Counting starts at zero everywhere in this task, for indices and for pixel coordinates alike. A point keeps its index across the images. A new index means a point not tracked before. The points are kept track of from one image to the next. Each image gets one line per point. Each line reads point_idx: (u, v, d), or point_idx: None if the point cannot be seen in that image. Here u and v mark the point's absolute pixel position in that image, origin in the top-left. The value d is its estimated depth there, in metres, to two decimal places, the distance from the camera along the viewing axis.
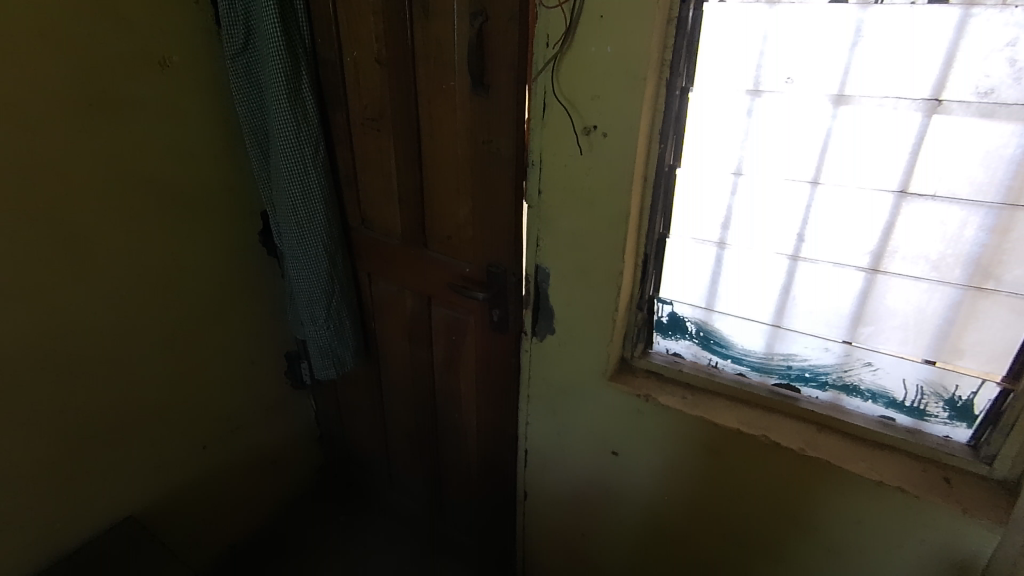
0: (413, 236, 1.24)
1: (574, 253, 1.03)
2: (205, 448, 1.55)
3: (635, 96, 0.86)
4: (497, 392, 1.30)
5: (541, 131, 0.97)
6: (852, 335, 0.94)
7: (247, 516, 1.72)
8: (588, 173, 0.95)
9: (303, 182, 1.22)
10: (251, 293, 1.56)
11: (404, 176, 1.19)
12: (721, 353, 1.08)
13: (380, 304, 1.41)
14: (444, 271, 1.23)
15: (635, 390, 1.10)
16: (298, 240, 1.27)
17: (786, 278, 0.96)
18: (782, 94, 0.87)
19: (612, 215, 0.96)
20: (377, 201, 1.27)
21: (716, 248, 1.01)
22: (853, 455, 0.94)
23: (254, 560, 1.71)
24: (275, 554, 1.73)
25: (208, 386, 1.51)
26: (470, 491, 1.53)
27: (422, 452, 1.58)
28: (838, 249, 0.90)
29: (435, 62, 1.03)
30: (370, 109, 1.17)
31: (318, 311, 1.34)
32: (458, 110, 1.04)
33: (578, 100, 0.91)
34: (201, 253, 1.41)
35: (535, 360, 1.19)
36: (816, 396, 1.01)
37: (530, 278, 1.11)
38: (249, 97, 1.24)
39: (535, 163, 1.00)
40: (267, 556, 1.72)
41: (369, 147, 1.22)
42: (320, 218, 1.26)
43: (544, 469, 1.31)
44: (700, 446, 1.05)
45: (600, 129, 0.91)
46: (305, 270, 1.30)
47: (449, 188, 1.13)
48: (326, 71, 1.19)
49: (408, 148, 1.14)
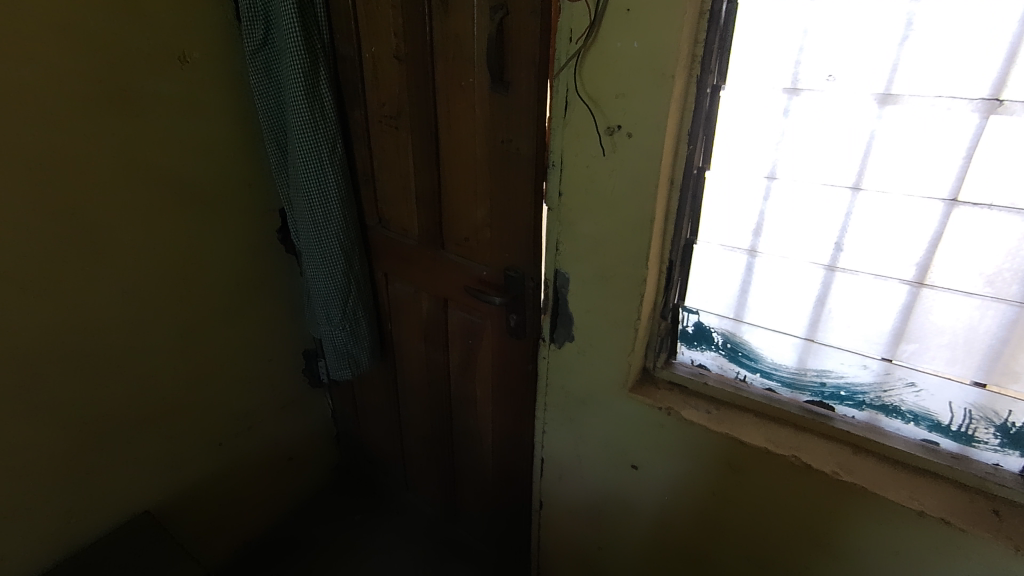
0: (430, 237, 1.21)
1: (595, 258, 0.99)
2: (221, 445, 1.55)
3: (664, 94, 0.81)
4: (513, 399, 1.26)
5: (562, 131, 0.93)
6: (893, 353, 0.88)
7: (264, 516, 1.71)
8: (611, 175, 0.91)
9: (320, 179, 1.20)
10: (270, 291, 1.55)
11: (422, 175, 1.15)
12: (750, 367, 1.02)
13: (396, 306, 1.39)
14: (460, 273, 1.19)
15: (657, 403, 1.05)
16: (314, 239, 1.25)
17: (821, 289, 0.91)
18: (823, 93, 0.81)
19: (636, 219, 0.91)
20: (395, 200, 1.24)
21: (746, 256, 0.96)
22: (892, 481, 0.87)
23: (269, 557, 1.70)
24: (289, 551, 1.72)
25: (226, 383, 1.52)
26: (485, 497, 1.49)
27: (438, 456, 1.55)
28: (879, 260, 0.84)
29: (454, 58, 0.99)
30: (389, 107, 1.14)
31: (334, 311, 1.33)
32: (477, 108, 1.00)
33: (602, 98, 0.86)
34: (219, 251, 1.40)
35: (553, 368, 1.15)
36: (852, 416, 0.95)
37: (549, 283, 1.07)
38: (267, 93, 1.22)
39: (555, 164, 0.96)
40: (282, 553, 1.71)
41: (387, 146, 1.19)
42: (337, 218, 1.24)
43: (561, 479, 1.27)
44: (724, 464, 1.00)
45: (625, 129, 0.86)
46: (321, 269, 1.28)
47: (467, 188, 1.10)
48: (345, 67, 1.17)
49: (426, 148, 1.11)
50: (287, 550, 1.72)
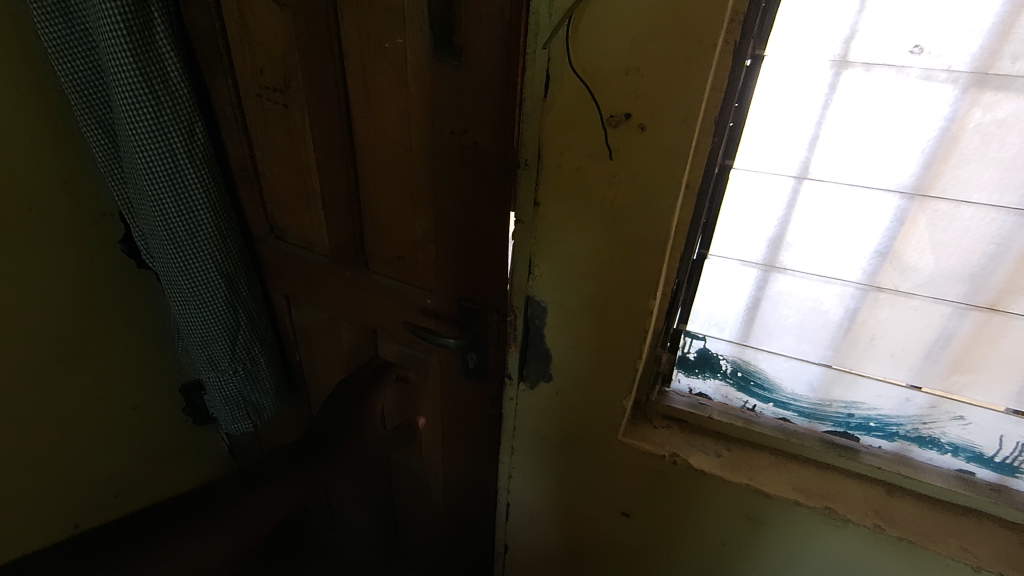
0: (346, 254, 0.89)
1: (585, 285, 0.75)
2: (79, 525, 1.21)
3: (698, 73, 0.57)
4: (469, 443, 1.02)
5: (543, 120, 0.65)
6: (940, 383, 0.74)
7: (209, 570, 0.65)
8: (613, 182, 0.66)
9: (176, 182, 0.84)
10: (120, 320, 1.15)
11: (331, 173, 0.82)
12: (762, 397, 0.86)
13: (306, 335, 1.07)
14: (394, 300, 0.90)
15: (659, 450, 0.86)
16: (178, 263, 0.90)
17: (862, 313, 0.74)
18: (903, 72, 0.60)
19: (646, 239, 0.68)
20: (292, 206, 0.90)
21: (770, 273, 0.76)
22: (938, 529, 0.76)
23: (172, 513, 0.66)
24: (214, 502, 0.69)
25: (71, 448, 1.15)
26: (434, 542, 1.26)
27: (373, 499, 1.28)
28: (941, 281, 0.68)
29: (370, 5, 0.66)
30: (270, 75, 0.79)
31: (219, 353, 0.99)
32: (412, 84, 0.69)
33: (604, 77, 0.60)
34: (35, 281, 1.00)
35: (523, 410, 0.92)
36: (880, 447, 0.82)
37: (518, 314, 0.82)
38: (69, 49, 0.80)
39: (530, 164, 0.69)
40: (205, 507, 0.68)
41: (274, 131, 0.84)
42: (208, 234, 0.89)
43: (534, 528, 1.06)
44: (740, 515, 0.84)
45: (636, 120, 0.61)
46: (193, 301, 0.93)
47: (400, 192, 0.79)
48: (194, 13, 0.79)
49: (334, 135, 0.78)
50: (206, 500, 0.69)
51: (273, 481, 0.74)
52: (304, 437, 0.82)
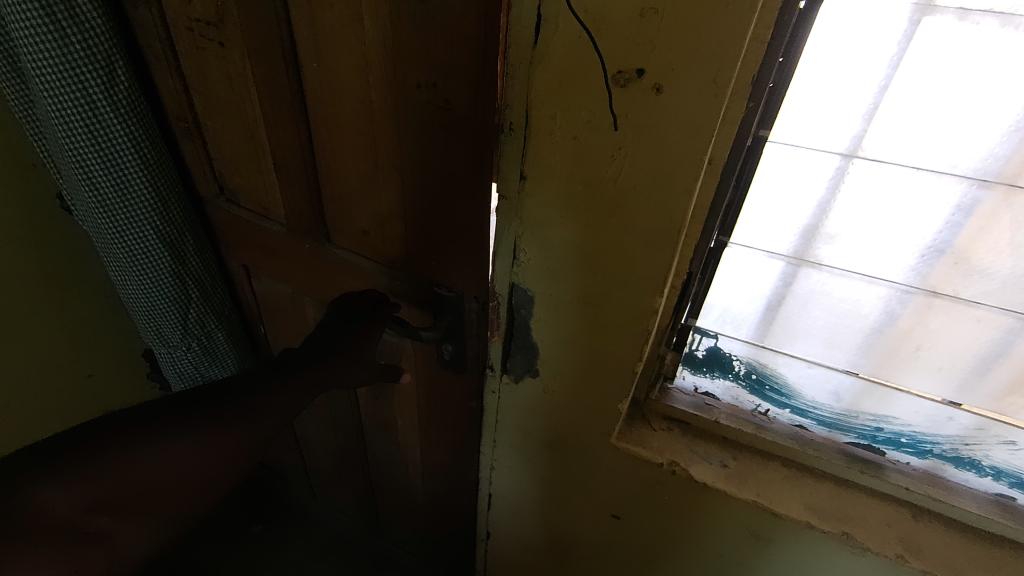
0: (305, 225, 0.77)
1: (580, 275, 0.63)
2: None
3: (737, 17, 0.42)
4: (448, 432, 0.93)
5: (532, 73, 0.51)
6: (991, 402, 0.63)
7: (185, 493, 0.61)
8: (616, 157, 0.53)
9: (97, 134, 0.70)
10: (65, 281, 1.09)
11: (281, 129, 0.69)
12: (778, 402, 0.75)
13: (270, 309, 0.96)
14: (361, 280, 0.79)
15: (656, 457, 0.76)
16: (111, 226, 0.78)
17: (907, 317, 0.62)
18: (1010, 23, 0.45)
19: (654, 225, 0.55)
20: (241, 165, 0.77)
21: (801, 268, 0.63)
22: (970, 561, 0.67)
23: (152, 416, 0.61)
24: (227, 398, 0.66)
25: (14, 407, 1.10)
26: (414, 522, 1.20)
27: (350, 475, 1.21)
28: (1015, 287, 0.56)
29: None
30: (200, 5, 0.64)
31: (167, 326, 0.88)
32: (368, 23, 0.55)
33: (611, 19, 0.45)
34: None
35: (506, 405, 0.82)
36: (908, 464, 0.71)
37: (500, 302, 0.70)
38: None
39: (514, 130, 0.55)
40: (202, 404, 0.64)
41: (212, 75, 0.69)
42: (144, 196, 0.77)
43: (517, 522, 0.98)
44: (744, 531, 0.76)
45: (651, 79, 0.47)
46: (132, 269, 0.82)
47: (360, 158, 0.66)
48: None
49: (280, 84, 0.64)
50: (214, 393, 0.66)
51: (285, 377, 0.70)
52: (286, 356, 0.74)
